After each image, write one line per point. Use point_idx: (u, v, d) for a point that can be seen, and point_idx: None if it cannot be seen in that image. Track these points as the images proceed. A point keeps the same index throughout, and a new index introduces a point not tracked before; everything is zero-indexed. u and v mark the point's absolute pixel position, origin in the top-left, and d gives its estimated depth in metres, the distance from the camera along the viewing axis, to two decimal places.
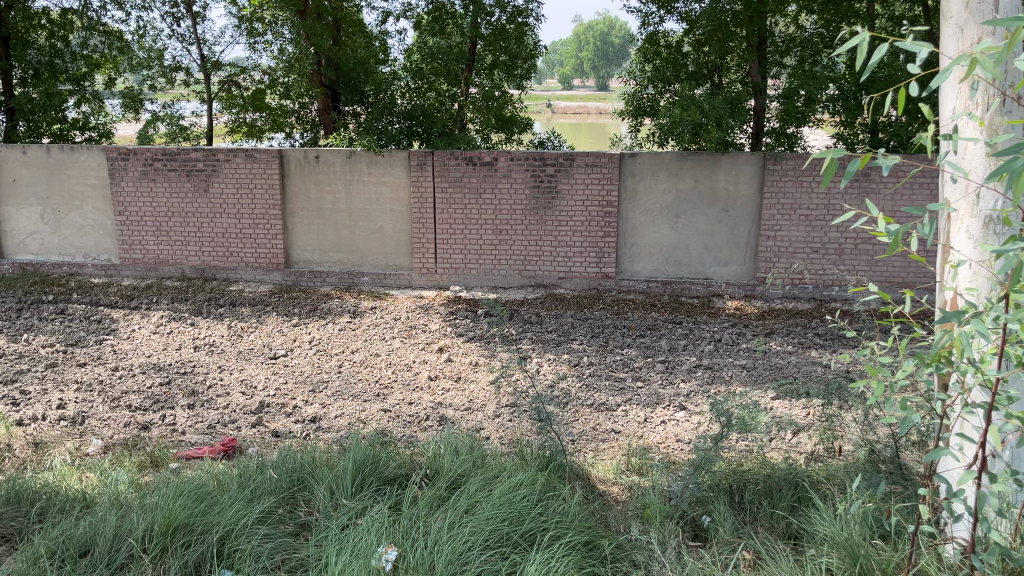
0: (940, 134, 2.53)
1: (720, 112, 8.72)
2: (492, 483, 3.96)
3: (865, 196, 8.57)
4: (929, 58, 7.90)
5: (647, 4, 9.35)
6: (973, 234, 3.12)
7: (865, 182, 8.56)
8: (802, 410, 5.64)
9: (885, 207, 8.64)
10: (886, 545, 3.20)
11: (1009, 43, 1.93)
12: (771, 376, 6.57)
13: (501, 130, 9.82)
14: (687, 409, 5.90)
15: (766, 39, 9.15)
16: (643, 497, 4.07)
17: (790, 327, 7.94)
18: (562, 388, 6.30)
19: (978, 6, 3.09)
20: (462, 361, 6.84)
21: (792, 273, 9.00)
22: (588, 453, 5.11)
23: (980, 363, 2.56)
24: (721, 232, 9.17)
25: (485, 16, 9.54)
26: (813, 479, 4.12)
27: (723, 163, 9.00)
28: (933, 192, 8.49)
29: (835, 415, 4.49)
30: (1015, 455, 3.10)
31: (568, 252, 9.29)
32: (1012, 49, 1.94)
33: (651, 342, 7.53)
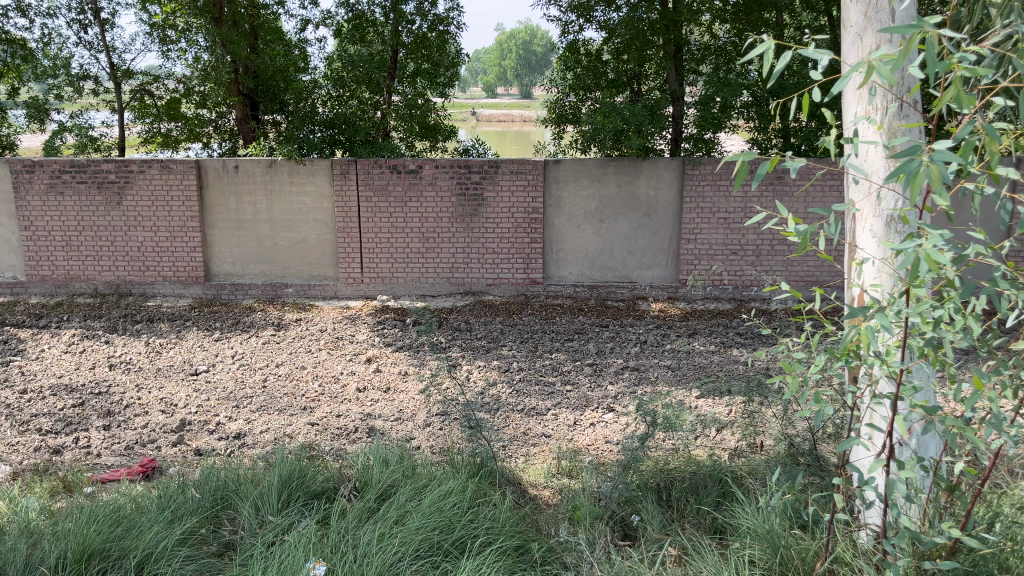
0: (842, 137, 2.59)
1: (640, 119, 8.85)
2: (421, 492, 3.94)
3: (773, 199, 8.91)
4: (831, 64, 8.29)
5: (566, 13, 9.48)
6: (876, 233, 3.28)
7: (778, 185, 8.90)
8: (725, 407, 5.79)
9: (797, 210, 8.99)
10: (805, 534, 3.32)
11: (905, 51, 2.00)
12: (695, 376, 6.73)
13: (426, 138, 9.82)
14: (615, 411, 5.99)
15: (682, 47, 9.39)
16: (574, 499, 4.12)
17: (713, 328, 8.15)
18: (492, 395, 6.31)
19: (876, 14, 3.26)
20: (391, 371, 6.78)
21: (712, 274, 9.25)
22: (519, 458, 5.13)
23: (886, 355, 2.65)
24: (644, 236, 9.36)
25: (406, 24, 9.53)
26: (736, 474, 4.24)
27: (644, 169, 9.19)
28: (842, 194, 8.87)
29: (756, 411, 4.64)
30: (921, 443, 3.26)
31: (495, 259, 9.33)
32: (908, 57, 2.00)
33: (579, 346, 7.62)
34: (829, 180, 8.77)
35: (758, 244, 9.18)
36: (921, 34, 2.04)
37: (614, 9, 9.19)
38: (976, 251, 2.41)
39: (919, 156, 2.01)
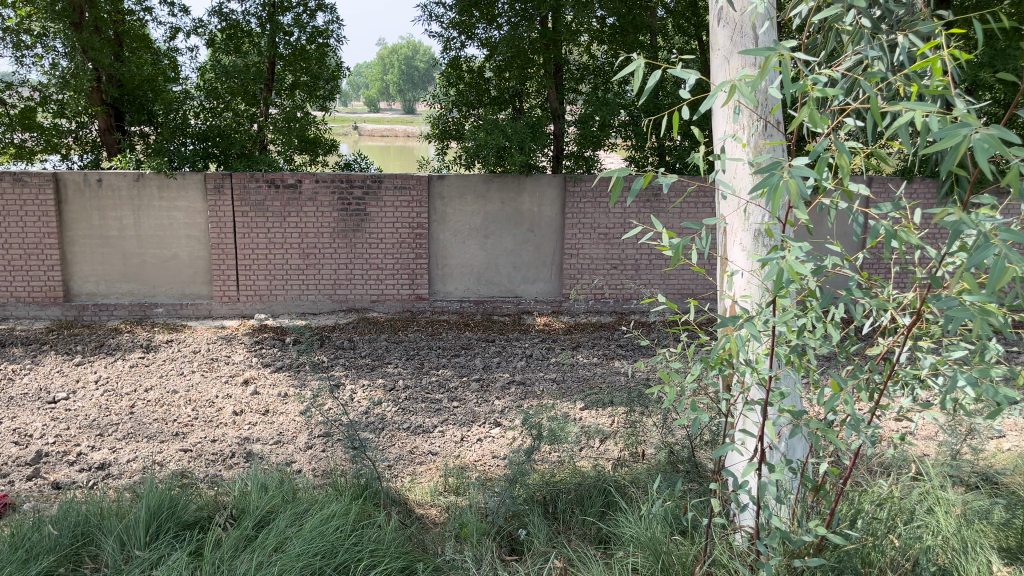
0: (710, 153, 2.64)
1: (522, 137, 9.00)
2: (302, 517, 3.80)
3: (650, 215, 9.23)
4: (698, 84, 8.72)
5: (448, 29, 9.53)
6: (746, 246, 3.43)
7: (653, 201, 9.24)
8: (608, 418, 5.90)
9: (672, 225, 9.34)
10: (684, 539, 3.40)
11: (762, 72, 2.06)
12: (579, 388, 6.83)
13: (305, 152, 9.58)
14: (502, 425, 5.99)
15: (562, 66, 9.57)
16: (461, 516, 4.09)
17: (595, 340, 8.32)
18: (377, 414, 6.18)
19: (740, 38, 3.43)
20: (270, 393, 6.53)
21: (594, 288, 9.45)
22: (405, 477, 5.04)
23: (755, 364, 2.76)
24: (528, 251, 9.47)
25: (284, 35, 9.29)
26: (620, 483, 4.33)
27: (527, 185, 9.31)
28: (713, 210, 9.30)
29: (637, 421, 4.77)
30: (789, 446, 3.43)
31: (379, 275, 9.20)
32: (765, 77, 2.06)
33: (466, 362, 7.60)
34: (700, 196, 9.17)
35: (637, 258, 9.47)
36: (778, 57, 2.11)
37: (495, 28, 9.32)
38: (833, 262, 2.55)
39: (780, 171, 2.08)
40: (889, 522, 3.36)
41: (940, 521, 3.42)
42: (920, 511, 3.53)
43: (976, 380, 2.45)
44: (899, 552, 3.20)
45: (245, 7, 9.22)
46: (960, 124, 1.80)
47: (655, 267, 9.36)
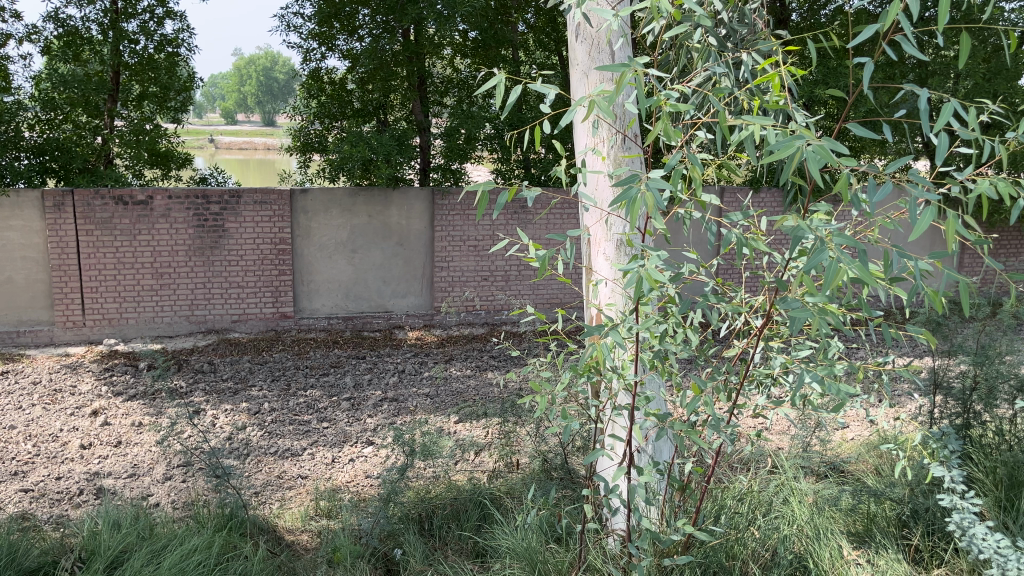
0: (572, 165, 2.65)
1: (388, 148, 8.93)
2: (160, 554, 3.55)
3: (517, 227, 9.36)
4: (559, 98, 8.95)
5: (307, 40, 9.32)
6: (609, 256, 3.53)
7: (519, 213, 9.38)
8: (482, 431, 5.90)
9: (538, 236, 9.50)
10: (559, 547, 3.43)
11: (617, 88, 2.09)
12: (452, 402, 6.79)
13: (156, 165, 9.09)
14: (374, 444, 5.87)
15: (426, 79, 9.57)
16: (333, 540, 3.95)
17: (467, 352, 8.32)
18: (241, 439, 5.91)
19: (597, 53, 3.53)
20: (122, 423, 6.11)
21: (465, 300, 9.47)
22: (273, 503, 4.84)
23: (621, 370, 2.82)
24: (397, 265, 9.36)
25: (129, 43, 8.72)
26: (495, 495, 4.34)
27: (394, 199, 9.21)
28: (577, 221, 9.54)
29: (511, 432, 4.82)
30: (656, 448, 3.53)
31: (241, 293, 8.84)
32: (620, 93, 2.09)
33: (335, 380, 7.40)
34: (564, 208, 9.37)
35: (506, 270, 9.57)
36: (630, 72, 2.13)
37: (356, 39, 9.16)
38: (690, 269, 2.64)
39: (637, 184, 2.13)
40: (749, 515, 3.52)
41: (794, 511, 3.62)
42: (777, 503, 3.73)
43: (821, 377, 2.62)
44: (760, 543, 3.36)
45: (85, 13, 8.64)
46: (795, 135, 1.90)
47: (524, 277, 9.50)
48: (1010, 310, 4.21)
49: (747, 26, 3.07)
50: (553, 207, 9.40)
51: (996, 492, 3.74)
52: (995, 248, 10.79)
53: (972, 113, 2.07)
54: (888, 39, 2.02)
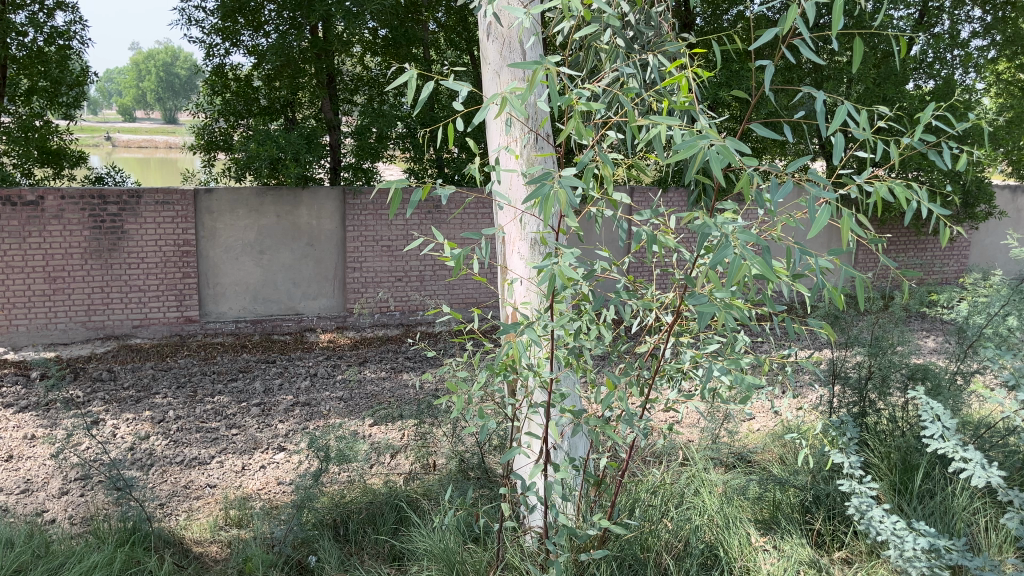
0: (485, 163, 2.63)
1: (297, 148, 8.76)
2: (56, 573, 3.36)
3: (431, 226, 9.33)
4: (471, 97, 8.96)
5: (210, 34, 9.01)
6: (523, 255, 3.53)
7: (433, 212, 9.35)
8: (398, 433, 5.85)
9: (453, 235, 9.48)
10: (477, 547, 3.42)
11: (530, 85, 2.08)
12: (367, 405, 6.69)
13: (46, 164, 8.64)
14: (286, 450, 5.73)
15: (335, 77, 9.41)
16: (243, 550, 3.84)
17: (382, 354, 8.22)
18: (144, 449, 5.66)
19: (508, 52, 3.53)
20: (13, 436, 5.76)
21: (378, 301, 9.36)
22: (180, 515, 4.65)
23: (537, 367, 2.83)
24: (307, 266, 9.17)
25: (16, 35, 8.18)
26: (412, 497, 4.30)
27: (304, 198, 9.01)
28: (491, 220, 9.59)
29: (427, 433, 4.79)
30: (571, 444, 3.56)
31: (142, 297, 8.47)
32: (532, 91, 2.09)
33: (244, 386, 7.17)
34: (477, 207, 9.38)
35: (421, 270, 9.52)
36: (542, 70, 2.12)
37: (262, 35, 8.92)
38: (602, 267, 2.67)
39: (551, 182, 2.13)
40: (662, 507, 3.59)
41: (705, 501, 3.72)
42: (688, 494, 3.82)
43: (728, 369, 2.71)
44: (672, 534, 3.44)
45: None
46: (700, 134, 1.94)
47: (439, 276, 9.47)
48: (900, 303, 4.46)
49: (653, 28, 3.12)
50: (466, 206, 9.40)
51: (890, 476, 3.96)
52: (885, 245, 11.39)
53: (865, 115, 2.16)
54: (787, 43, 2.08)
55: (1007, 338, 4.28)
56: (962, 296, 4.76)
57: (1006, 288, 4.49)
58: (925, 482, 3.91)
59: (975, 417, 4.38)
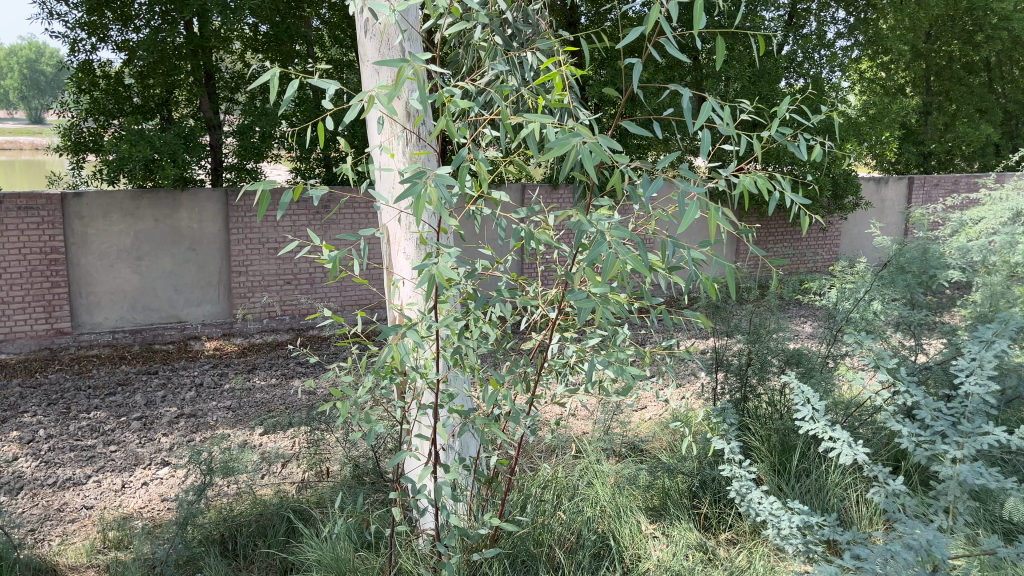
0: (361, 164, 2.50)
1: (173, 148, 8.34)
2: None
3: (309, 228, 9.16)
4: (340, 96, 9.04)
5: (75, 29, 8.52)
6: (410, 255, 3.48)
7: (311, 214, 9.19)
8: (290, 440, 5.69)
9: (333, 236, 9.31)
10: (370, 554, 3.35)
11: (396, 82, 1.96)
12: (256, 413, 6.48)
13: None
14: (171, 465, 5.47)
15: (214, 74, 9.09)
16: (122, 574, 3.63)
17: (272, 361, 7.97)
18: (11, 472, 5.29)
19: (387, 50, 3.45)
20: None
21: (265, 307, 9.08)
22: (53, 540, 4.36)
23: (423, 369, 2.77)
24: (190, 271, 8.80)
25: None
26: (304, 506, 4.18)
27: (184, 201, 8.63)
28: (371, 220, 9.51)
29: (320, 440, 4.68)
30: (462, 444, 3.54)
31: (6, 310, 7.92)
32: (399, 88, 1.97)
33: (123, 400, 6.80)
34: (351, 207, 9.19)
35: (302, 275, 9.27)
36: (410, 66, 2.02)
37: (132, 31, 8.50)
38: (484, 265, 2.64)
39: (423, 181, 2.00)
40: (555, 501, 3.62)
41: (597, 492, 3.77)
42: (581, 486, 3.87)
43: (610, 362, 2.76)
44: (565, 527, 3.46)
45: None
46: (572, 132, 1.92)
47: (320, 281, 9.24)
48: (775, 292, 4.67)
49: (531, 26, 3.13)
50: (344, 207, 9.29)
51: (770, 457, 4.13)
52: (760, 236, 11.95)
53: (728, 111, 2.23)
54: (654, 41, 2.10)
55: (872, 320, 4.55)
56: (831, 283, 5.02)
57: (869, 275, 4.79)
58: (801, 462, 4.11)
59: (846, 396, 4.63)
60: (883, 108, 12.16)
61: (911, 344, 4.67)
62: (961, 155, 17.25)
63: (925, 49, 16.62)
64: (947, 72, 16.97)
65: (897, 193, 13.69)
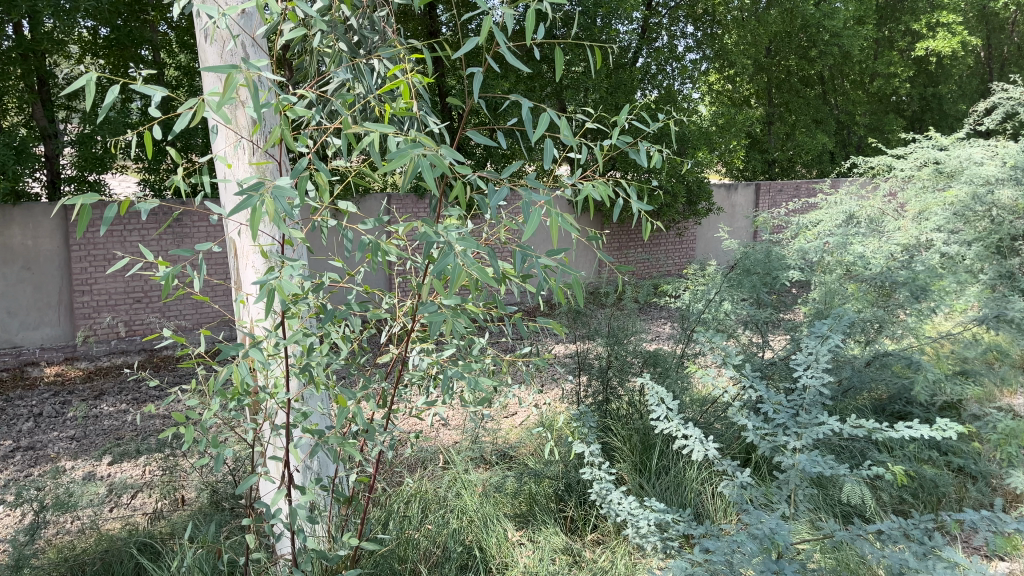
0: (192, 174, 2.32)
1: (5, 160, 7.65)
2: None
3: (136, 244, 8.60)
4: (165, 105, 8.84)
5: None
6: (258, 268, 3.33)
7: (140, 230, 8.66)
8: (141, 468, 5.34)
9: (163, 252, 8.83)
10: None
11: (223, 92, 1.81)
12: (104, 442, 6.05)
13: None
14: (4, 503, 5.01)
15: (47, 80, 8.62)
16: None
17: (121, 385, 7.46)
18: None
19: (229, 54, 3.29)
20: None
21: (110, 329, 8.52)
22: None
23: (271, 389, 2.61)
24: (25, 292, 8.25)
25: None
26: (157, 538, 3.92)
27: (15, 217, 8.11)
28: (207, 233, 9.09)
29: (173, 467, 4.41)
30: (319, 463, 3.42)
31: None
32: (227, 98, 1.81)
33: None
34: (192, 219, 8.87)
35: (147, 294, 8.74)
36: (242, 73, 1.87)
37: None
38: (332, 278, 2.54)
39: (258, 195, 1.85)
40: (420, 515, 3.57)
41: (464, 502, 3.74)
42: (449, 496, 3.83)
43: (463, 372, 2.72)
44: (431, 540, 3.41)
45: None
46: (413, 141, 1.87)
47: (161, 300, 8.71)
48: (632, 295, 4.82)
49: (378, 33, 3.06)
50: (172, 222, 8.81)
51: (631, 457, 4.24)
52: (609, 242, 12.39)
53: (568, 119, 2.25)
54: (494, 49, 2.10)
55: (723, 319, 4.77)
56: (685, 286, 5.24)
57: (719, 277, 5.04)
58: (660, 460, 4.25)
59: (700, 394, 4.82)
60: (730, 118, 12.88)
61: (758, 341, 4.93)
62: (801, 163, 18.54)
63: (767, 63, 17.88)
64: (786, 84, 18.31)
65: (745, 199, 14.52)
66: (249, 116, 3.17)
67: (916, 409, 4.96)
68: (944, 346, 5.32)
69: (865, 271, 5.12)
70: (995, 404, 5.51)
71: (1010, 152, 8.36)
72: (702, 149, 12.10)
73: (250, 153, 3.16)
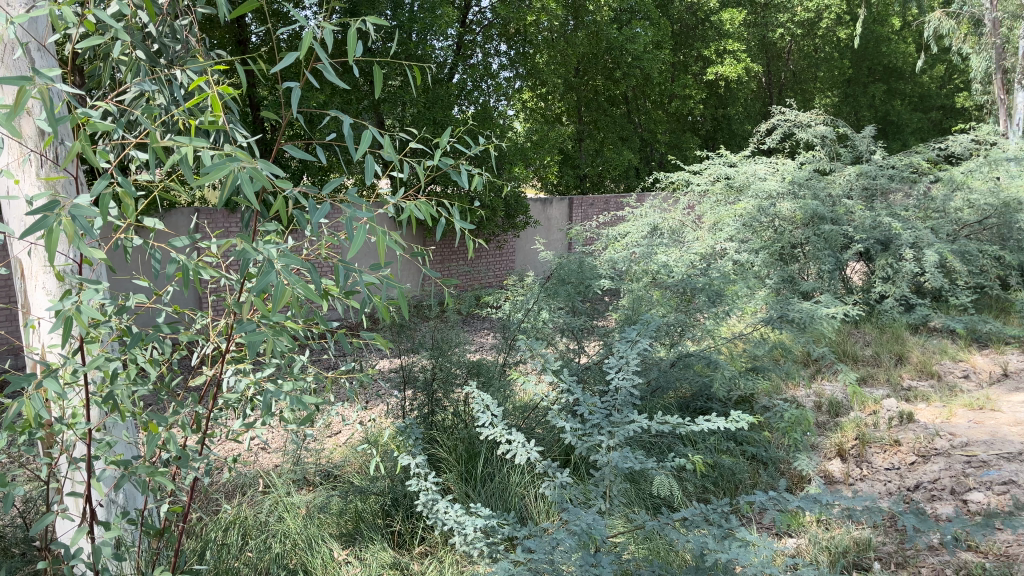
0: None
1: None
2: None
3: None
4: None
5: None
6: (50, 290, 3.07)
7: None
8: None
9: None
10: None
11: (14, 104, 1.71)
12: None
13: None
14: None
15: None
16: None
17: None
18: None
19: (12, 62, 3.00)
20: None
21: None
22: None
23: (71, 419, 2.40)
24: None
25: None
26: None
27: None
28: None
29: None
30: (126, 495, 3.20)
31: None
32: (18, 111, 1.72)
33: None
34: None
35: None
36: (36, 87, 1.78)
37: None
38: (139, 299, 2.39)
39: (56, 213, 1.75)
40: (240, 541, 3.43)
41: (287, 525, 3.64)
42: (271, 521, 3.71)
43: (282, 394, 2.65)
44: (252, 567, 3.28)
45: None
46: (229, 156, 1.83)
47: None
48: (455, 308, 4.88)
49: (180, 42, 2.89)
50: None
51: (457, 467, 4.31)
52: (431, 259, 12.46)
53: (387, 136, 2.28)
54: (311, 67, 2.10)
55: (540, 328, 4.98)
56: (504, 296, 5.39)
57: (537, 287, 5.25)
58: (485, 467, 4.33)
59: (521, 401, 4.97)
60: (543, 135, 13.38)
61: (574, 348, 5.17)
62: (609, 178, 19.54)
63: (576, 83, 18.81)
64: (593, 103, 19.37)
65: (560, 212, 15.11)
66: (36, 127, 2.90)
67: (716, 406, 5.39)
68: (738, 346, 5.80)
69: (668, 279, 5.50)
70: (782, 397, 6.10)
71: (787, 169, 9.31)
72: (518, 166, 12.50)
73: (39, 167, 2.90)
